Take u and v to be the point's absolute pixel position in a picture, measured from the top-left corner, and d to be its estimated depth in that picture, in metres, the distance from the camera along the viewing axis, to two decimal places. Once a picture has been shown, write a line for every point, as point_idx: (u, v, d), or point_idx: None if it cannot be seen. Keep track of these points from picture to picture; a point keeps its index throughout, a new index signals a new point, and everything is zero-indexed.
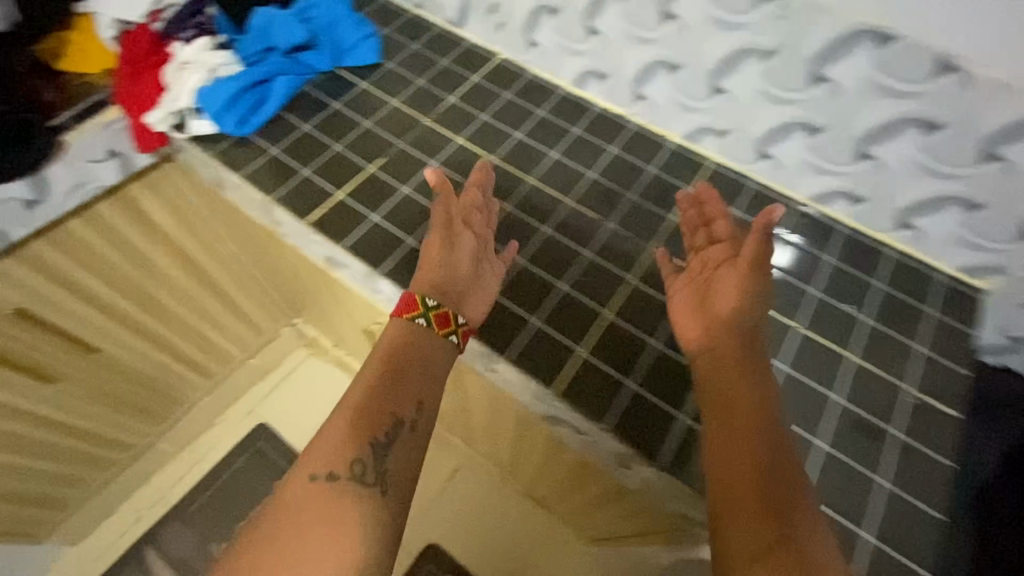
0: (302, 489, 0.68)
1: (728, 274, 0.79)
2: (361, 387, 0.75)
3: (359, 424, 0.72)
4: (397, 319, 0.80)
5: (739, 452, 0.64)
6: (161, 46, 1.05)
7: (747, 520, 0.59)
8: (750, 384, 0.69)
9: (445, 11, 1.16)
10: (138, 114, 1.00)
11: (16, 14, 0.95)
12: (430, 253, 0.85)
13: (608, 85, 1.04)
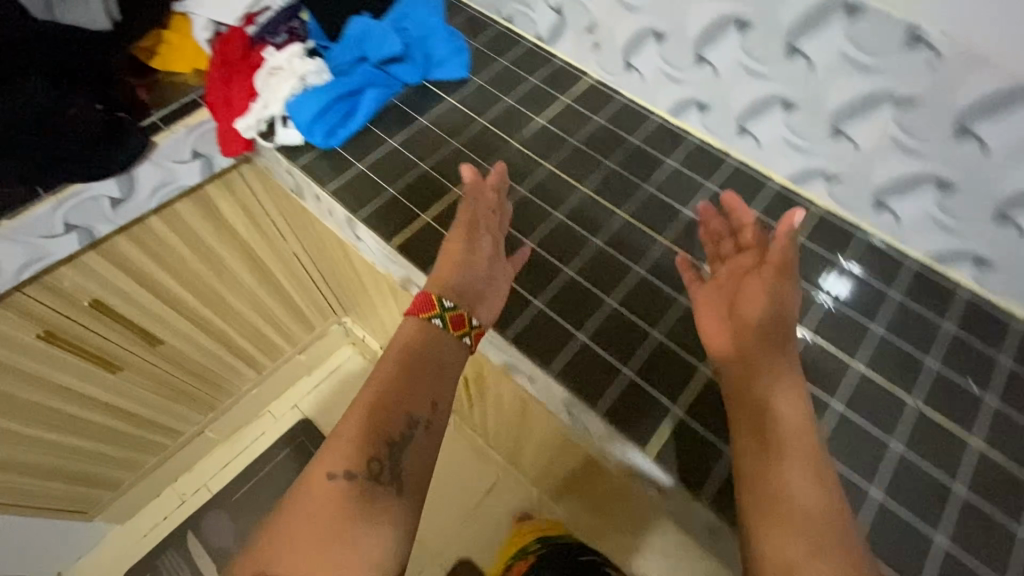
0: (319, 489, 0.66)
1: (756, 282, 0.74)
2: (376, 385, 0.73)
3: (375, 422, 0.71)
4: (414, 317, 0.78)
5: (766, 461, 0.62)
6: (252, 50, 1.04)
7: (786, 524, 0.58)
8: (772, 389, 0.66)
9: (537, 27, 1.11)
10: (228, 119, 1.00)
11: (118, 14, 0.92)
12: (446, 251, 0.83)
13: (710, 117, 0.97)
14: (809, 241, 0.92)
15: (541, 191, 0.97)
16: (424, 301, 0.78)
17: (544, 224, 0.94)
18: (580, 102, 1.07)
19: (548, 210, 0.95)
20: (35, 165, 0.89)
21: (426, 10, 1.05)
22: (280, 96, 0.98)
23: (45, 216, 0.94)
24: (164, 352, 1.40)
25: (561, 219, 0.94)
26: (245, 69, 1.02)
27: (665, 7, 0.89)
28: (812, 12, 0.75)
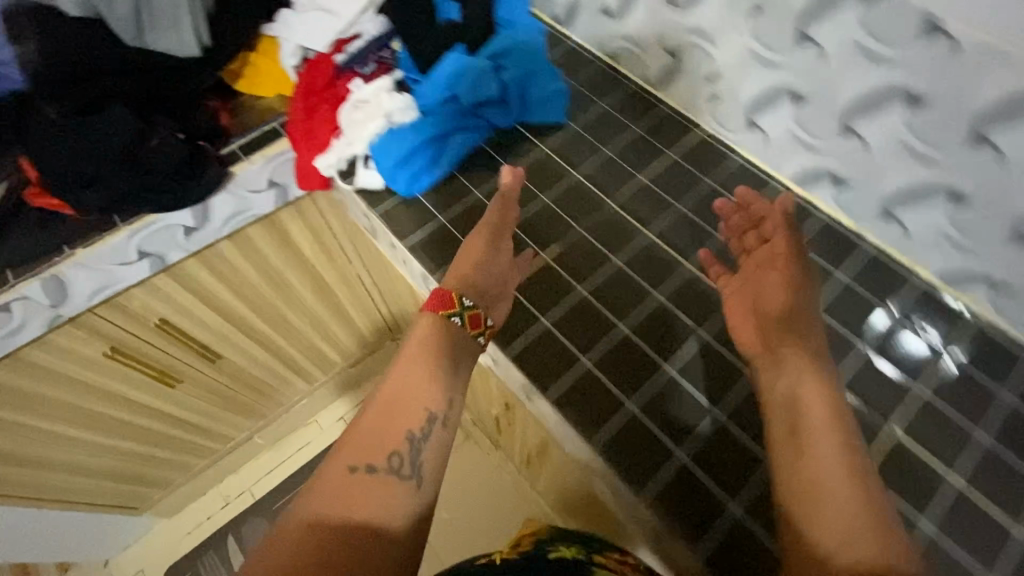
0: (335, 482, 0.58)
1: (772, 273, 0.71)
2: (395, 380, 0.67)
3: (394, 414, 0.64)
4: (430, 314, 0.72)
5: (807, 450, 0.56)
6: (339, 78, 0.97)
7: (824, 507, 0.53)
8: (792, 372, 0.62)
9: (645, 69, 1.00)
10: (308, 154, 0.96)
11: (206, 35, 0.87)
12: (464, 252, 0.80)
13: (847, 194, 0.83)
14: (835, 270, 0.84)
15: (640, 262, 0.86)
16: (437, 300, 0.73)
17: (642, 304, 0.82)
18: (688, 158, 0.95)
19: (646, 286, 0.84)
20: (108, 195, 0.85)
21: (528, 46, 0.95)
22: (363, 136, 0.92)
23: (120, 245, 0.91)
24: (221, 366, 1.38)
25: (663, 301, 0.82)
26: (330, 100, 0.96)
27: (811, 67, 0.76)
28: (1015, 100, 0.60)
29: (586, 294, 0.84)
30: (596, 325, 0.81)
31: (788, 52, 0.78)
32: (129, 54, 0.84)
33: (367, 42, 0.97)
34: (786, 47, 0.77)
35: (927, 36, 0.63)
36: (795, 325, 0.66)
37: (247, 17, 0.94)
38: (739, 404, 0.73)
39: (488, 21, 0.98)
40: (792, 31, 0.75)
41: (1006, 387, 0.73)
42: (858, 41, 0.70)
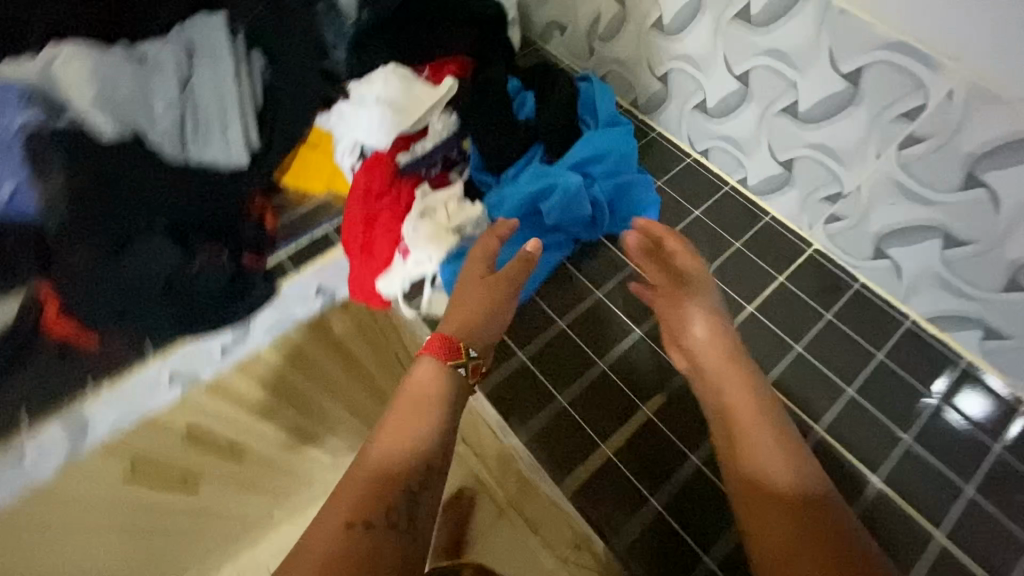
0: (326, 542, 0.53)
1: (668, 307, 0.74)
2: (391, 432, 0.61)
3: (388, 468, 0.59)
4: (434, 363, 0.66)
5: (751, 451, 0.60)
6: (399, 181, 0.86)
7: (771, 477, 0.58)
8: (703, 351, 0.68)
9: (743, 172, 0.90)
10: (368, 271, 0.84)
11: (255, 140, 0.80)
12: (465, 295, 0.72)
13: (1000, 348, 0.73)
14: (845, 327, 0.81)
15: None
16: (442, 353, 0.67)
17: None
18: (802, 285, 0.84)
19: None
20: (125, 326, 0.75)
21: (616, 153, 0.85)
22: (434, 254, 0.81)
23: (152, 376, 0.78)
24: (242, 475, 1.04)
25: None
26: (391, 208, 0.85)
27: (976, 214, 0.65)
28: None
29: (700, 465, 0.71)
30: (715, 510, 0.69)
31: (947, 193, 0.66)
32: (158, 167, 0.75)
33: (434, 141, 0.86)
34: (945, 187, 0.66)
35: None
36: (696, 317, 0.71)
37: (303, 113, 0.84)
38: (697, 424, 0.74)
39: (569, 124, 0.88)
40: (959, 173, 0.64)
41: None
42: None
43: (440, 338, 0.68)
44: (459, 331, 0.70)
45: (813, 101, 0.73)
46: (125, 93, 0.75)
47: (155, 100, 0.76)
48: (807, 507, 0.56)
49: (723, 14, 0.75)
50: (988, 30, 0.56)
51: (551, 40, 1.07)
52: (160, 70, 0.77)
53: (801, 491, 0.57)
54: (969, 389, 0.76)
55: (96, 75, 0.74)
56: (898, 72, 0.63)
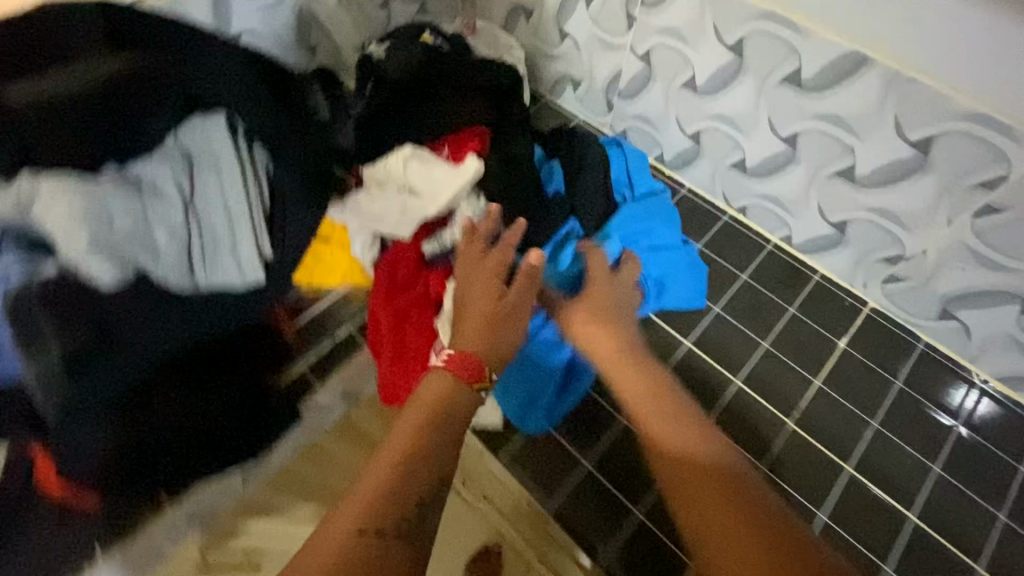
0: (333, 548, 0.43)
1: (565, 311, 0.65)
2: (406, 429, 0.51)
3: (412, 467, 0.49)
4: (456, 381, 0.56)
5: (656, 424, 0.51)
6: (427, 271, 0.79)
7: (676, 439, 0.49)
8: (601, 345, 0.62)
9: (788, 229, 0.85)
10: (405, 375, 0.76)
11: (263, 245, 0.69)
12: (484, 311, 0.61)
13: None
14: (914, 392, 0.77)
15: (851, 513, 0.70)
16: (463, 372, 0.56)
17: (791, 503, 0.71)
18: (864, 349, 0.80)
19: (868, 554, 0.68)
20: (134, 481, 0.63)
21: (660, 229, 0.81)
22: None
23: (171, 523, 0.70)
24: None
25: None
26: (419, 304, 0.78)
27: None
28: None
29: None
30: None
31: None
32: None
33: (464, 227, 0.78)
34: None
35: None
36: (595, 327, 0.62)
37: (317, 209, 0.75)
38: None
39: (603, 196, 0.82)
40: None
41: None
42: None
43: (459, 357, 0.57)
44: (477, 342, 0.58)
45: (874, 166, 0.68)
46: (123, 226, 0.60)
47: (157, 226, 0.62)
48: (726, 478, 0.46)
49: (768, 77, 0.70)
50: None
51: (562, 93, 1.02)
52: (160, 192, 0.64)
53: (712, 457, 0.47)
54: (969, 391, 0.77)
55: (81, 204, 0.58)
56: (976, 143, 0.59)
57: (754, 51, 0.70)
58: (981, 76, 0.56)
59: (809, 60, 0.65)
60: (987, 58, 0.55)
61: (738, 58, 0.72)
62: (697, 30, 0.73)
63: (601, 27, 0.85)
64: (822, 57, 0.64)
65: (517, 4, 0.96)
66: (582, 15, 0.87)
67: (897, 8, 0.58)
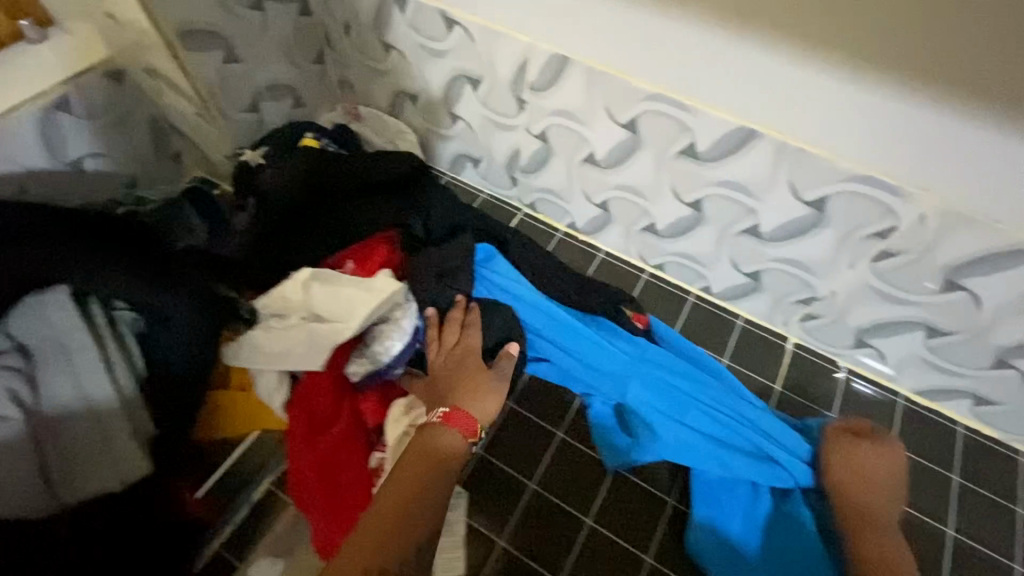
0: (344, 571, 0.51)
1: (871, 451, 0.68)
2: (410, 472, 0.58)
3: (410, 507, 0.56)
4: (455, 433, 0.62)
5: None
6: (345, 399, 0.70)
7: None
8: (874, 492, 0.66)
9: (707, 281, 0.86)
10: (339, 528, 0.65)
11: (133, 402, 0.60)
12: (471, 388, 0.67)
13: (996, 413, 0.75)
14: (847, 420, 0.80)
15: None
16: (457, 424, 0.62)
17: None
18: (799, 387, 0.82)
19: None
20: None
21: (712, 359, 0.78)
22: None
23: None
24: None
25: None
26: (351, 443, 0.68)
27: (958, 311, 0.66)
28: None
29: None
30: None
31: (929, 296, 0.66)
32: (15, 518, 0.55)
33: (395, 338, 0.71)
34: (925, 290, 0.66)
35: None
36: (862, 453, 0.68)
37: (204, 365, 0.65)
38: (641, 508, 0.71)
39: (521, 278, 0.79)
40: (937, 280, 0.64)
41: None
42: None
43: (455, 410, 0.63)
44: (472, 400, 0.66)
45: (777, 222, 0.70)
46: None
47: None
48: None
49: (665, 150, 0.71)
50: (927, 149, 0.56)
51: (464, 170, 0.98)
52: None
53: None
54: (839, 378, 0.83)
55: None
56: (864, 199, 0.62)
57: (647, 129, 0.70)
58: (852, 138, 0.59)
59: (702, 135, 0.67)
60: (854, 121, 0.58)
61: (634, 135, 0.72)
62: (590, 111, 0.73)
63: (493, 110, 0.83)
64: (714, 132, 0.66)
65: (399, 89, 0.91)
66: (470, 98, 0.84)
67: (766, 85, 0.60)
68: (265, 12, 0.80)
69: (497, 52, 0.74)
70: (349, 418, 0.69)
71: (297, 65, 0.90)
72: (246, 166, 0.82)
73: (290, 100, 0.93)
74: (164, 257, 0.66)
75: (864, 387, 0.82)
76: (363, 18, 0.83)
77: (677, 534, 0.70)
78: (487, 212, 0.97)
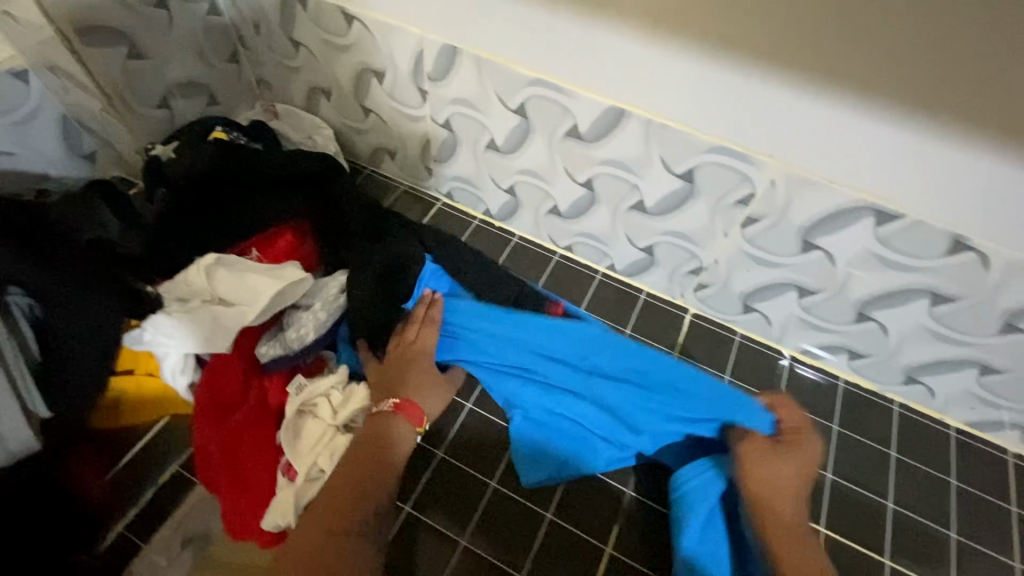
0: (301, 537, 0.60)
1: (802, 448, 0.69)
2: (357, 454, 0.65)
3: (360, 483, 0.63)
4: (406, 424, 0.68)
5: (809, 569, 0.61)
6: (251, 381, 0.72)
7: None
8: (783, 470, 0.67)
9: (610, 258, 0.91)
10: (244, 502, 0.67)
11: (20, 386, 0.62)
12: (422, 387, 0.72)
13: (869, 365, 0.82)
14: (737, 380, 0.85)
15: None
16: (411, 417, 0.69)
17: (650, 523, 0.72)
18: (696, 353, 0.87)
19: None
20: None
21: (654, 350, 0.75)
22: (332, 453, 0.68)
23: None
24: None
25: None
26: (258, 419, 0.71)
27: (818, 269, 0.72)
28: None
29: None
30: None
31: (792, 257, 0.73)
32: None
33: (308, 326, 0.75)
34: (788, 252, 0.72)
35: (956, 252, 0.62)
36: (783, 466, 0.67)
37: (96, 346, 0.67)
38: None
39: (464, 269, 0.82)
40: (796, 240, 0.71)
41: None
42: (874, 250, 0.67)
43: (407, 401, 0.70)
44: (422, 394, 0.72)
45: (657, 197, 0.76)
46: None
47: None
48: None
49: (553, 133, 0.77)
50: (766, 118, 0.62)
51: (383, 164, 1.01)
52: None
53: None
54: (733, 343, 0.88)
55: None
56: (724, 167, 0.68)
57: (534, 113, 0.76)
58: (706, 113, 0.65)
59: (582, 117, 0.72)
60: (704, 98, 0.64)
61: (524, 120, 0.78)
62: (483, 100, 0.78)
63: (399, 102, 0.87)
64: (590, 114, 0.71)
65: (312, 85, 0.94)
66: (377, 91, 0.87)
67: (627, 67, 0.65)
68: (170, 10, 0.82)
69: (394, 45, 0.79)
70: (255, 398, 0.72)
71: (209, 63, 0.92)
72: (156, 160, 0.84)
73: (205, 97, 0.95)
74: (59, 250, 0.68)
75: (808, 372, 0.86)
76: (270, 17, 0.87)
77: (573, 492, 0.73)
78: (406, 203, 1.00)
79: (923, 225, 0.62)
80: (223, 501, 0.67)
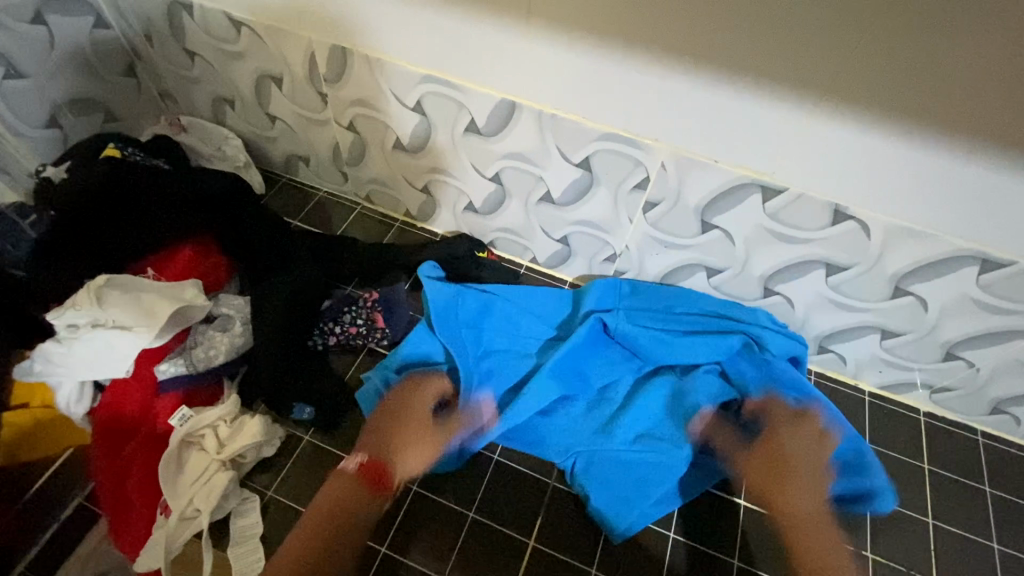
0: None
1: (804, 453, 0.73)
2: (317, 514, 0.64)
3: (314, 542, 0.62)
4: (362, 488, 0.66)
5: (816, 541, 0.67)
6: (150, 403, 0.71)
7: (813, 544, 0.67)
8: (775, 464, 0.73)
9: (530, 251, 0.91)
10: (126, 531, 0.65)
11: None
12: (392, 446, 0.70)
13: None
14: None
15: None
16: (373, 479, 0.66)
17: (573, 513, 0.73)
18: None
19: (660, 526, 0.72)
20: None
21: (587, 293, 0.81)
22: (209, 492, 0.65)
23: None
24: None
25: (685, 540, 0.71)
26: (147, 447, 0.68)
27: (720, 247, 0.74)
28: (932, 262, 0.64)
29: None
30: None
31: (694, 237, 0.74)
32: None
33: (200, 348, 0.73)
34: (690, 232, 0.74)
35: (837, 221, 0.64)
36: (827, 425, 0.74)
37: None
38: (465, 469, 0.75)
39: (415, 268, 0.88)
40: (695, 221, 0.72)
41: (984, 482, 0.79)
42: (766, 225, 0.68)
43: (372, 462, 0.68)
44: (393, 452, 0.69)
45: (562, 187, 0.76)
46: None
47: None
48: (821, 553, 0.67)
49: (454, 130, 0.76)
50: (647, 103, 0.63)
51: (299, 170, 0.99)
52: None
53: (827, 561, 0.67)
54: None
55: None
56: (616, 153, 0.69)
57: (431, 111, 0.75)
58: (592, 103, 0.65)
59: (478, 113, 0.72)
60: (586, 87, 0.64)
61: (425, 118, 0.77)
62: (381, 100, 0.77)
63: (302, 108, 0.85)
64: (485, 109, 0.71)
65: (215, 95, 0.92)
66: (279, 98, 0.85)
67: (511, 61, 0.65)
68: (48, 26, 0.79)
69: (288, 50, 0.77)
70: (150, 421, 0.70)
71: (102, 78, 0.89)
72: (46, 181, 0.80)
73: (102, 114, 0.92)
74: None
75: None
76: (160, 27, 0.84)
77: (494, 490, 0.74)
78: (325, 209, 0.98)
79: (805, 198, 0.64)
80: (111, 530, 0.66)
